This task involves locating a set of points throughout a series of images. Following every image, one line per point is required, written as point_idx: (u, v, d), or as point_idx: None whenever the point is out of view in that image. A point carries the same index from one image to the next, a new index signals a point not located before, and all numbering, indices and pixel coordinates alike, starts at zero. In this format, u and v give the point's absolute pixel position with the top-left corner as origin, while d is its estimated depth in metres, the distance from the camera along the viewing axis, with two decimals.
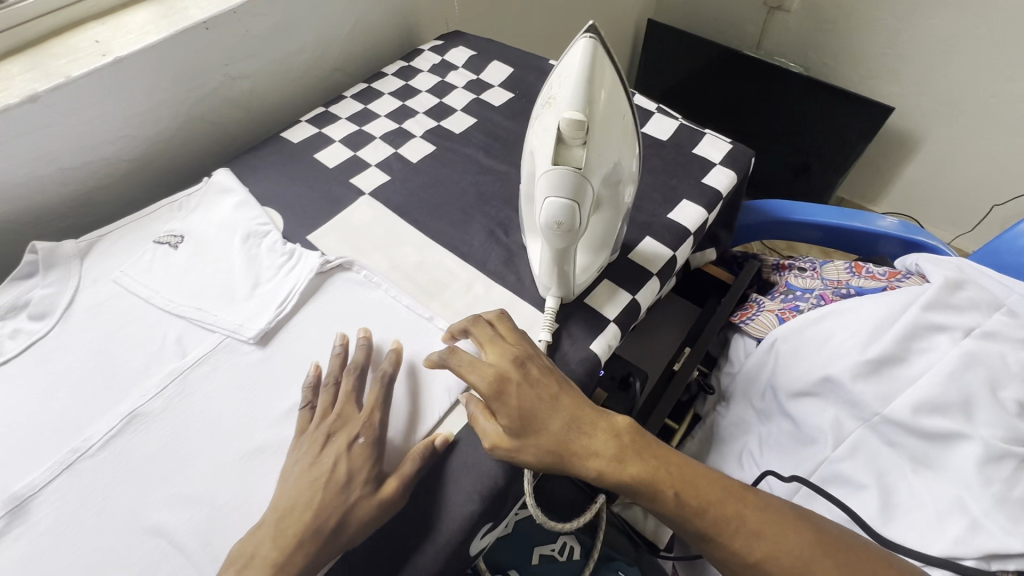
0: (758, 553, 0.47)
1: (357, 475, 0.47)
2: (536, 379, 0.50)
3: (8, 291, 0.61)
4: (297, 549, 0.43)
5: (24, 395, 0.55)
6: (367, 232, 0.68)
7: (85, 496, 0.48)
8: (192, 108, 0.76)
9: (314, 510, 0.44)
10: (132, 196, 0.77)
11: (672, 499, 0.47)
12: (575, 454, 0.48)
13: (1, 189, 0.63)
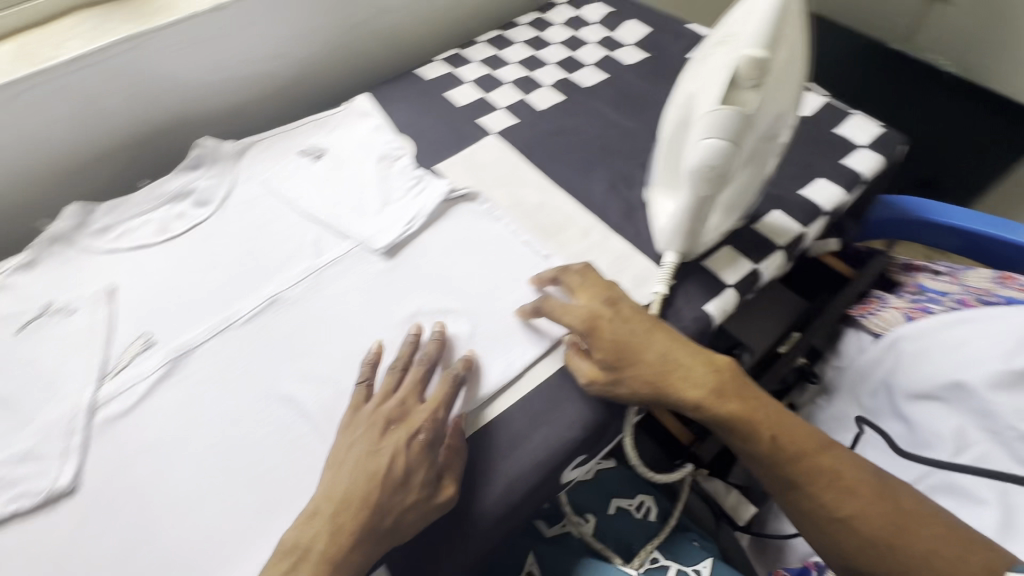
0: (847, 511, 0.47)
1: (414, 476, 0.44)
2: (630, 320, 0.51)
3: (177, 178, 0.70)
4: (352, 545, 0.41)
5: (188, 267, 0.62)
6: (492, 169, 0.70)
7: (232, 359, 0.55)
8: (342, 35, 0.81)
9: (371, 506, 0.42)
10: (281, 112, 0.83)
11: (766, 442, 0.48)
12: (673, 387, 0.49)
13: (183, 86, 0.71)
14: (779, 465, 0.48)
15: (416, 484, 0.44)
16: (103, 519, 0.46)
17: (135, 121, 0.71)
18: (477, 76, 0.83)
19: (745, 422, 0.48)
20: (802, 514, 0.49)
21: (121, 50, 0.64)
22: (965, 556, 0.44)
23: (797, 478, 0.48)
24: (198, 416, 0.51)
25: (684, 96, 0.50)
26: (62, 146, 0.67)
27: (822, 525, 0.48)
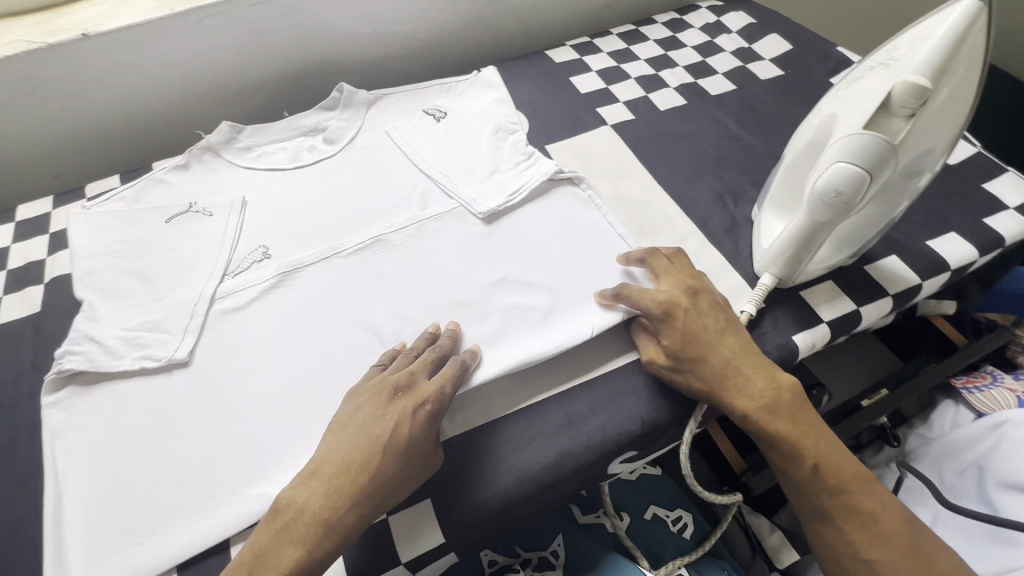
0: (873, 556, 0.45)
1: (413, 448, 0.45)
2: (706, 315, 0.51)
3: (314, 115, 0.76)
4: (348, 508, 0.43)
5: (309, 196, 0.68)
6: (600, 159, 0.71)
7: (331, 284, 0.60)
8: (484, 7, 0.84)
9: (370, 471, 0.43)
10: (413, 71, 0.89)
11: (808, 467, 0.47)
12: (728, 389, 0.48)
13: (336, 33, 0.78)
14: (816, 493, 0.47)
15: (414, 457, 0.45)
16: (206, 393, 0.53)
17: (290, 57, 0.78)
18: (603, 66, 0.83)
19: (793, 442, 0.47)
20: (824, 546, 0.48)
21: None
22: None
23: (830, 510, 0.47)
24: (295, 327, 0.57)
25: (823, 116, 0.48)
26: (227, 70, 0.76)
27: (843, 562, 0.47)
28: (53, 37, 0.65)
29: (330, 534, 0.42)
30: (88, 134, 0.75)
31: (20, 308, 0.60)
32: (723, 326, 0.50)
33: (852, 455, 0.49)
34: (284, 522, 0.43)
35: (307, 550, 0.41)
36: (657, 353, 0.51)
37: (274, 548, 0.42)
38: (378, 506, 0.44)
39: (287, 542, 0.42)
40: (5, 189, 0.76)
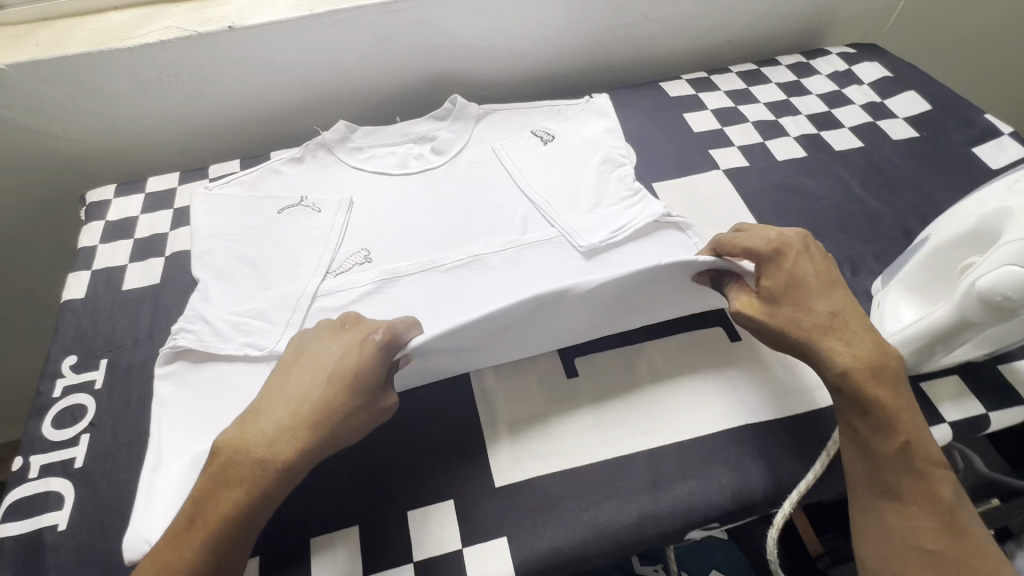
0: (940, 548, 0.40)
1: (358, 378, 0.44)
2: (813, 272, 0.48)
3: (426, 123, 0.78)
4: (286, 442, 0.42)
5: (412, 205, 0.70)
6: (709, 206, 0.68)
7: (427, 298, 0.61)
8: (603, 33, 0.84)
9: (313, 407, 0.43)
10: (522, 89, 0.88)
11: (897, 441, 0.43)
12: (834, 335, 0.46)
13: (457, 46, 0.79)
14: (896, 470, 0.42)
15: (356, 389, 0.44)
16: None
17: (409, 65, 0.80)
18: (719, 106, 0.81)
19: (891, 411, 0.43)
20: (880, 532, 0.43)
21: (425, 3, 0.73)
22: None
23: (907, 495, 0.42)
24: None
25: (990, 206, 0.45)
26: (350, 71, 0.78)
27: (904, 553, 0.41)
28: (202, 25, 0.70)
29: (271, 471, 0.41)
30: (217, 119, 0.79)
31: (142, 277, 0.64)
32: (831, 285, 0.48)
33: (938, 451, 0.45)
34: (222, 463, 0.42)
35: (251, 487, 0.41)
36: (754, 297, 0.49)
37: (213, 494, 0.41)
38: (321, 443, 0.43)
39: (227, 484, 0.42)
40: (137, 159, 0.82)
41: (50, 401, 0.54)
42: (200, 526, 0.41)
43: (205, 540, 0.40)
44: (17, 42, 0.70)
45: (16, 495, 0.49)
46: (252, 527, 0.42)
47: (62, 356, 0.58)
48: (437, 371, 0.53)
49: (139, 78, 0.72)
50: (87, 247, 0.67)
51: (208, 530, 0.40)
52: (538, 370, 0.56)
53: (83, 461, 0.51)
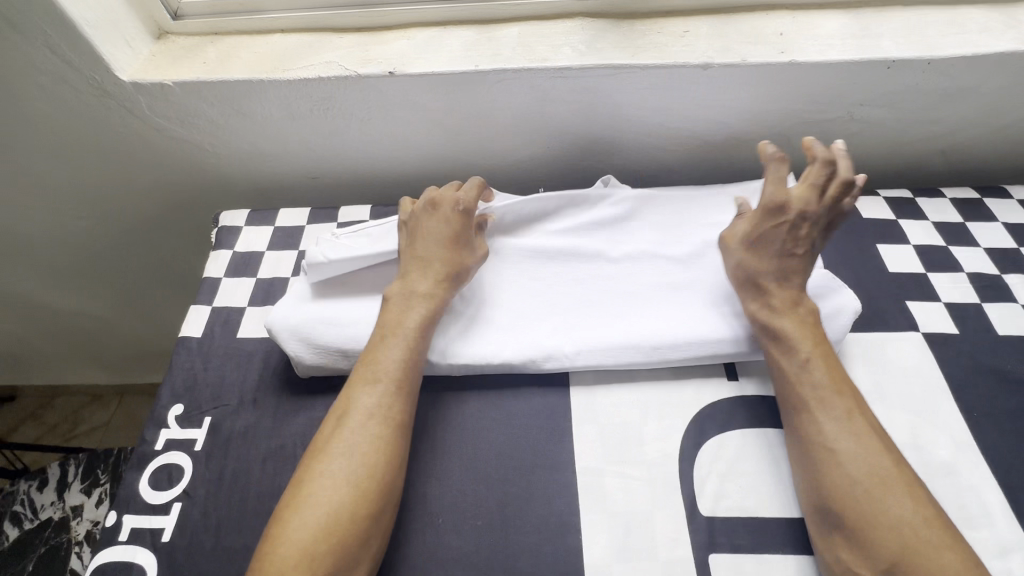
0: (838, 448, 0.46)
1: (463, 235, 0.59)
2: (795, 222, 0.55)
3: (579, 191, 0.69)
4: (432, 280, 0.56)
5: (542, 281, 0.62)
6: (899, 381, 0.56)
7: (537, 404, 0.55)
8: (792, 126, 0.72)
9: (446, 259, 0.57)
10: (679, 168, 0.78)
11: (805, 362, 0.51)
12: (784, 279, 0.55)
13: (620, 119, 0.70)
14: (803, 385, 0.50)
15: (468, 242, 0.59)
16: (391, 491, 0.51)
17: (564, 131, 0.72)
18: (925, 242, 0.66)
19: (800, 339, 0.52)
20: (798, 439, 0.49)
21: (602, 74, 0.64)
22: (941, 551, 0.42)
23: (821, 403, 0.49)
24: (499, 477, 0.51)
25: None
26: (500, 127, 0.72)
27: (810, 451, 0.48)
28: (363, 66, 0.66)
29: (426, 301, 0.55)
30: (355, 154, 0.76)
31: (259, 325, 0.62)
32: (809, 219, 0.55)
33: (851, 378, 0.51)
34: (399, 297, 0.56)
35: (423, 312, 0.55)
36: (739, 236, 0.58)
37: (394, 313, 0.55)
38: (456, 283, 0.57)
39: (408, 309, 0.55)
40: (271, 179, 0.81)
41: (151, 451, 0.53)
42: (392, 337, 0.53)
43: (396, 351, 0.52)
44: (187, 56, 0.69)
45: (104, 558, 0.48)
46: (424, 350, 0.54)
47: (171, 403, 0.56)
48: (530, 260, 0.63)
49: (292, 109, 0.70)
50: (212, 279, 0.65)
51: (395, 344, 0.52)
52: (664, 558, 0.47)
53: (170, 534, 0.49)
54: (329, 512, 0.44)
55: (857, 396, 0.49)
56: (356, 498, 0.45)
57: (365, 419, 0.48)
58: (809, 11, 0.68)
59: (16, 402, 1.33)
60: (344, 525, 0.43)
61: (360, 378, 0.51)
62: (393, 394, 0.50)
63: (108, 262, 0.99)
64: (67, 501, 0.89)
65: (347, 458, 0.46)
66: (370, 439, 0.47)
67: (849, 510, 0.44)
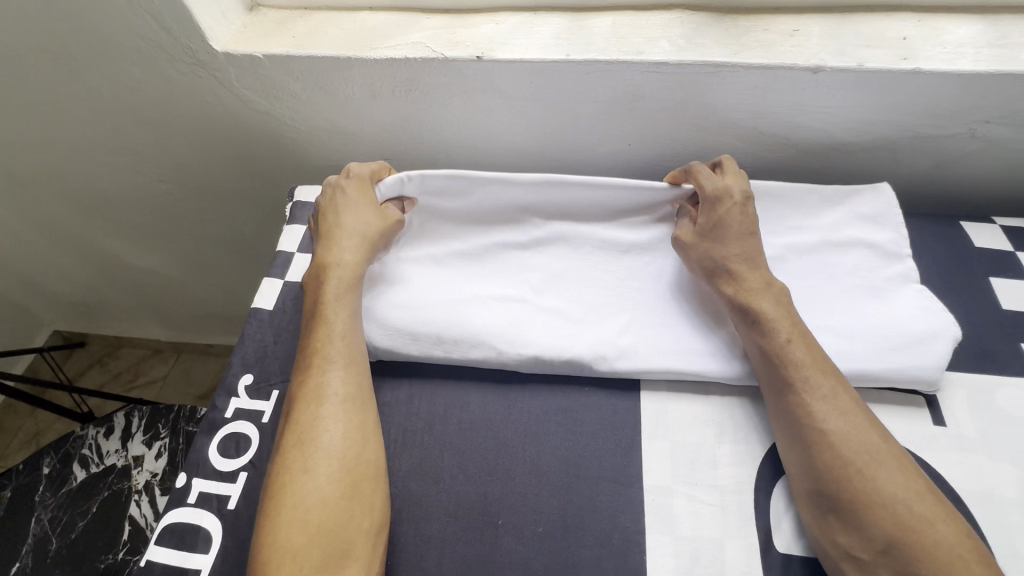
0: (829, 429, 0.45)
1: (370, 202, 0.59)
2: (725, 210, 0.56)
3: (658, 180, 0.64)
4: (343, 252, 0.56)
5: (609, 277, 0.59)
6: (1009, 430, 0.51)
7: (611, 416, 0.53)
8: (901, 140, 0.66)
9: (355, 231, 0.57)
10: (767, 173, 0.74)
11: (781, 341, 0.49)
12: (744, 266, 0.54)
13: (712, 118, 0.66)
14: (784, 367, 0.48)
15: (376, 209, 0.59)
16: (457, 487, 0.50)
17: (648, 128, 0.69)
18: None
19: (769, 319, 0.50)
20: (785, 419, 0.48)
21: (701, 71, 0.61)
22: (931, 521, 0.42)
23: (791, 391, 0.48)
24: (562, 485, 0.50)
25: None
26: (582, 117, 0.69)
27: (803, 435, 0.46)
28: (451, 49, 0.64)
29: (340, 271, 0.55)
30: (430, 136, 0.75)
31: None
32: (747, 195, 0.57)
33: (825, 354, 0.50)
34: (313, 283, 0.56)
35: (339, 285, 0.55)
36: (688, 231, 0.57)
37: (313, 296, 0.55)
38: (368, 247, 0.57)
39: (323, 286, 0.55)
40: (344, 155, 0.82)
41: (220, 419, 0.54)
42: (318, 318, 0.53)
43: (325, 333, 0.52)
44: (277, 29, 0.70)
45: (173, 518, 0.49)
46: (356, 321, 0.54)
47: (241, 373, 0.57)
48: (600, 253, 0.61)
49: (374, 87, 0.69)
50: (285, 252, 0.66)
51: (325, 330, 0.52)
52: None
53: (236, 503, 0.50)
54: (299, 504, 0.45)
55: (833, 373, 0.48)
56: (324, 485, 0.46)
57: (313, 404, 0.49)
58: (938, 15, 0.62)
59: (86, 347, 1.42)
60: (317, 514, 0.45)
61: (299, 369, 0.51)
62: (331, 377, 0.50)
63: (181, 226, 1.02)
64: (129, 451, 0.94)
65: (302, 447, 0.47)
66: (322, 422, 0.48)
67: (845, 491, 0.43)
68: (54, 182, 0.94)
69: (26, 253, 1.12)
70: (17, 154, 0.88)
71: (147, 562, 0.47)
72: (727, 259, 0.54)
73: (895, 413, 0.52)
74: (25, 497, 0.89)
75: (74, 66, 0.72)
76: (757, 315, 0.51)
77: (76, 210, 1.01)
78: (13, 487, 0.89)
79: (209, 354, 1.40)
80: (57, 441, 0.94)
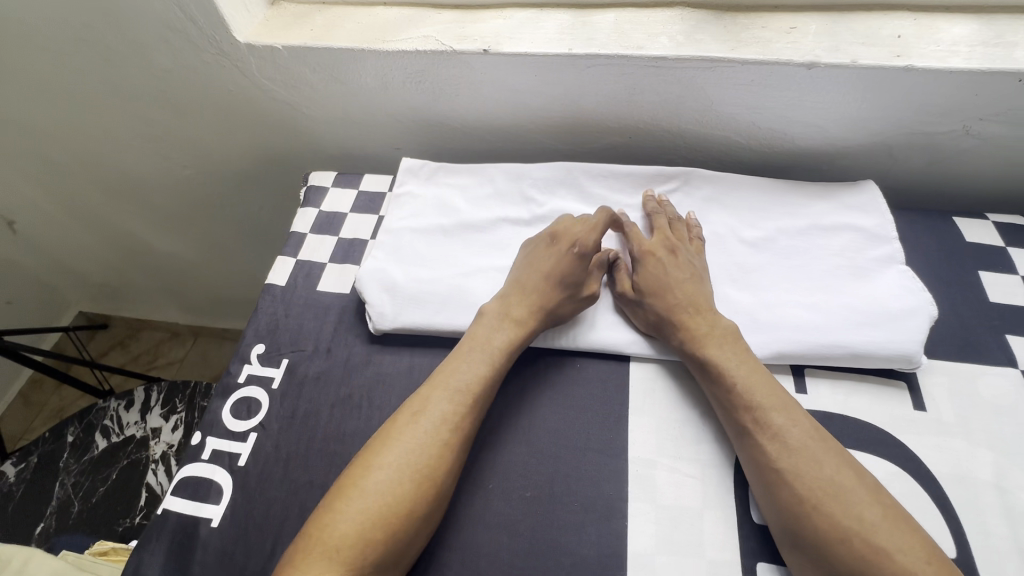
0: (782, 466, 0.46)
1: (572, 279, 0.57)
2: (653, 263, 0.58)
3: (655, 168, 0.69)
4: (522, 308, 0.56)
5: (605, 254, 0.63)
6: (989, 418, 0.52)
7: (600, 390, 0.56)
8: (896, 137, 0.67)
9: (541, 297, 0.56)
10: (763, 169, 0.76)
11: (729, 385, 0.50)
12: (691, 315, 0.55)
13: (708, 113, 0.69)
14: (735, 409, 0.49)
15: (569, 287, 0.57)
16: None
17: (648, 121, 0.71)
18: None
19: (715, 364, 0.51)
20: (744, 457, 0.48)
21: (699, 66, 0.63)
22: (889, 552, 0.41)
23: (746, 433, 0.48)
24: (551, 454, 0.52)
25: None
26: (583, 111, 0.72)
27: (760, 472, 0.47)
28: (459, 42, 0.67)
29: (511, 329, 0.55)
30: (439, 127, 0.79)
31: (337, 281, 0.65)
32: (672, 249, 0.60)
33: (785, 392, 0.50)
34: (490, 322, 0.55)
35: (509, 339, 0.54)
36: (628, 287, 0.58)
37: (480, 335, 0.55)
38: (544, 322, 0.56)
39: (496, 330, 0.55)
40: (358, 144, 0.85)
41: (234, 384, 0.58)
42: (478, 352, 0.53)
43: (478, 365, 0.52)
44: (296, 23, 0.73)
45: (187, 472, 0.53)
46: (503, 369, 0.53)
47: (254, 342, 0.61)
48: None
49: (386, 79, 0.72)
50: (298, 232, 0.70)
51: (482, 359, 0.53)
52: (710, 557, 0.47)
53: (245, 460, 0.53)
54: (364, 497, 0.45)
55: (791, 410, 0.48)
56: (397, 487, 0.46)
57: (437, 422, 0.49)
58: (935, 14, 0.63)
59: (109, 329, 1.48)
60: (382, 511, 0.45)
61: (436, 385, 0.51)
62: (451, 398, 0.50)
63: (202, 211, 1.07)
64: (148, 422, 0.99)
65: (402, 452, 0.47)
66: (438, 441, 0.48)
67: (803, 527, 0.44)
68: (86, 166, 1.00)
69: (56, 234, 1.18)
70: (52, 138, 0.94)
71: (163, 511, 0.51)
72: (674, 309, 0.55)
73: (877, 396, 0.54)
74: (49, 463, 0.94)
75: (107, 55, 0.77)
76: (707, 363, 0.52)
77: (106, 193, 1.06)
78: (40, 453, 0.95)
79: (224, 338, 1.45)
80: (80, 412, 1.00)
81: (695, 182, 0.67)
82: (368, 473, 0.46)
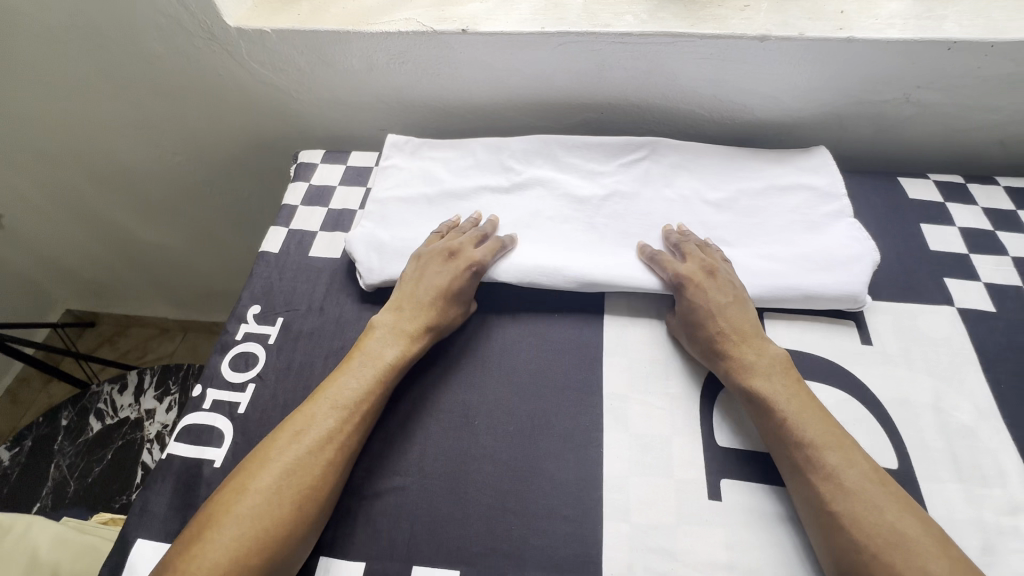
0: (840, 509, 0.45)
1: (458, 292, 0.59)
2: (700, 293, 0.57)
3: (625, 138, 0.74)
4: (407, 323, 0.57)
5: (579, 215, 0.68)
6: (928, 348, 0.58)
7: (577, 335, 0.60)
8: (845, 106, 0.73)
9: (424, 312, 0.58)
10: (726, 140, 0.81)
11: (778, 420, 0.50)
12: (741, 346, 0.54)
13: (673, 87, 0.74)
14: (785, 444, 0.49)
15: (456, 300, 0.59)
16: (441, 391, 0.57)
17: (618, 96, 0.76)
18: (972, 224, 0.67)
19: (767, 398, 0.51)
20: (797, 495, 0.48)
21: (661, 41, 0.68)
22: None
23: (798, 470, 0.48)
24: (534, 393, 0.56)
25: None
26: (557, 88, 0.76)
27: (813, 510, 0.46)
28: (438, 24, 0.71)
29: (398, 345, 0.56)
30: (422, 106, 0.83)
31: (327, 246, 0.69)
32: (710, 271, 0.58)
33: (837, 427, 0.49)
34: (376, 338, 0.56)
35: (394, 352, 0.55)
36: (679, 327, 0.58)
37: (368, 351, 0.56)
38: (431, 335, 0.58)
39: (384, 346, 0.56)
40: (345, 126, 0.89)
41: (232, 341, 0.62)
42: (374, 373, 0.54)
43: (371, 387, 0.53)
44: (284, 9, 0.77)
45: (190, 420, 0.56)
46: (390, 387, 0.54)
47: (250, 303, 0.65)
48: (573, 194, 0.69)
49: (371, 60, 0.76)
50: (289, 205, 0.73)
51: (371, 378, 0.53)
52: (678, 476, 0.51)
53: (245, 407, 0.57)
54: (238, 521, 0.45)
55: (839, 446, 0.48)
56: (272, 509, 0.46)
57: (323, 442, 0.49)
58: None
59: (98, 326, 1.49)
60: (257, 539, 0.44)
61: (324, 405, 0.51)
62: (342, 415, 0.51)
63: (191, 201, 1.10)
64: (142, 404, 1.01)
65: (282, 470, 0.47)
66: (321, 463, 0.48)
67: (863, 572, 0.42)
68: (76, 157, 1.02)
69: (45, 228, 1.20)
70: (43, 129, 0.96)
71: (167, 456, 0.54)
72: (728, 344, 0.54)
73: (828, 334, 0.59)
74: (44, 445, 0.95)
75: (100, 42, 0.80)
76: (757, 397, 0.51)
77: (95, 184, 1.08)
78: (34, 436, 0.96)
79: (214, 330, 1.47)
80: (73, 397, 1.01)
81: (662, 150, 0.72)
82: (248, 496, 0.46)
